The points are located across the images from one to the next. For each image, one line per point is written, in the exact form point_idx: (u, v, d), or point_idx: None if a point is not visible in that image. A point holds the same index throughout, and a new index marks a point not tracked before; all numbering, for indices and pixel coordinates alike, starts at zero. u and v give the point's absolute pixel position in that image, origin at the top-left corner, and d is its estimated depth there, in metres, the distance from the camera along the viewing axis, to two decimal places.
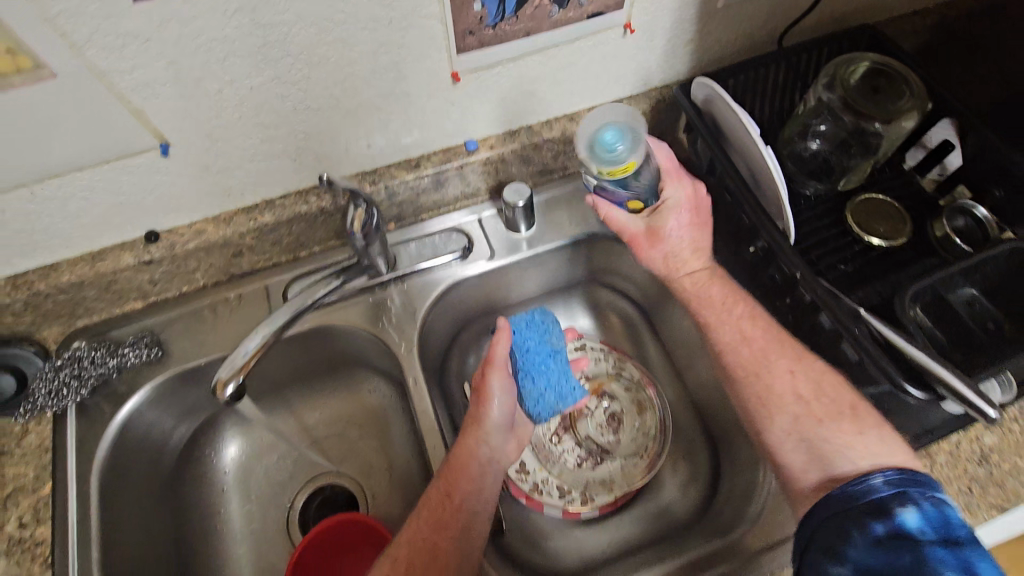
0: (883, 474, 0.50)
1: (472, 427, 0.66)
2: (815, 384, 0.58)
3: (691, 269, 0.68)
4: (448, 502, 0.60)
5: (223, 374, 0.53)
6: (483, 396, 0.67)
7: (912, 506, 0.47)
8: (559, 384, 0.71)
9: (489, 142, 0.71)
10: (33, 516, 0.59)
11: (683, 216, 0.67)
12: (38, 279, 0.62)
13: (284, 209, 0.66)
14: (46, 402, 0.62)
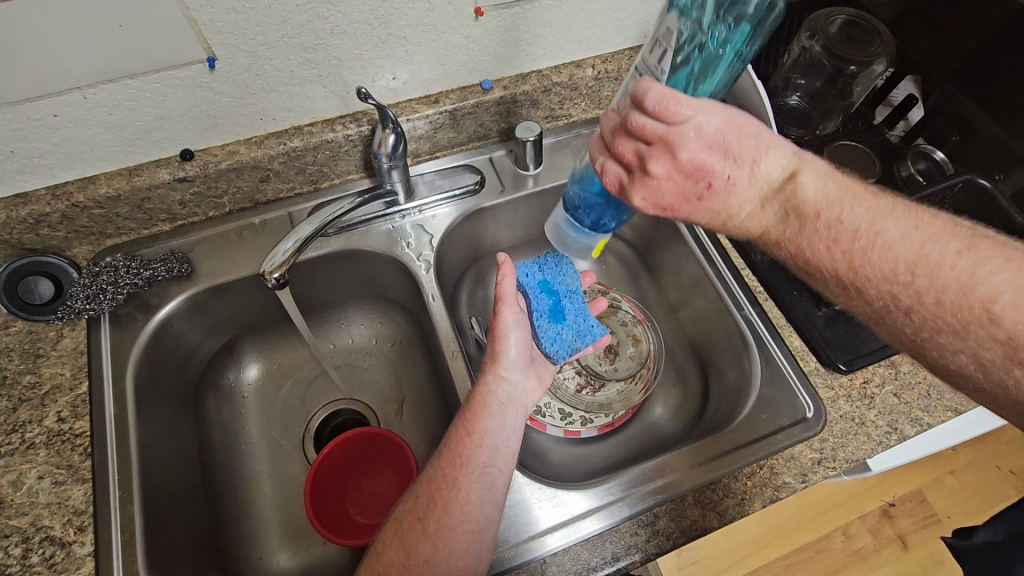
0: None
1: (489, 365, 0.61)
2: (917, 293, 0.48)
3: (759, 218, 0.54)
4: (467, 440, 0.57)
5: (266, 268, 0.59)
6: (496, 334, 0.61)
7: None
8: (575, 321, 0.67)
9: (502, 84, 0.77)
10: (71, 410, 0.62)
11: (679, 175, 0.52)
12: (76, 191, 0.65)
13: (312, 136, 0.71)
14: (82, 307, 0.66)
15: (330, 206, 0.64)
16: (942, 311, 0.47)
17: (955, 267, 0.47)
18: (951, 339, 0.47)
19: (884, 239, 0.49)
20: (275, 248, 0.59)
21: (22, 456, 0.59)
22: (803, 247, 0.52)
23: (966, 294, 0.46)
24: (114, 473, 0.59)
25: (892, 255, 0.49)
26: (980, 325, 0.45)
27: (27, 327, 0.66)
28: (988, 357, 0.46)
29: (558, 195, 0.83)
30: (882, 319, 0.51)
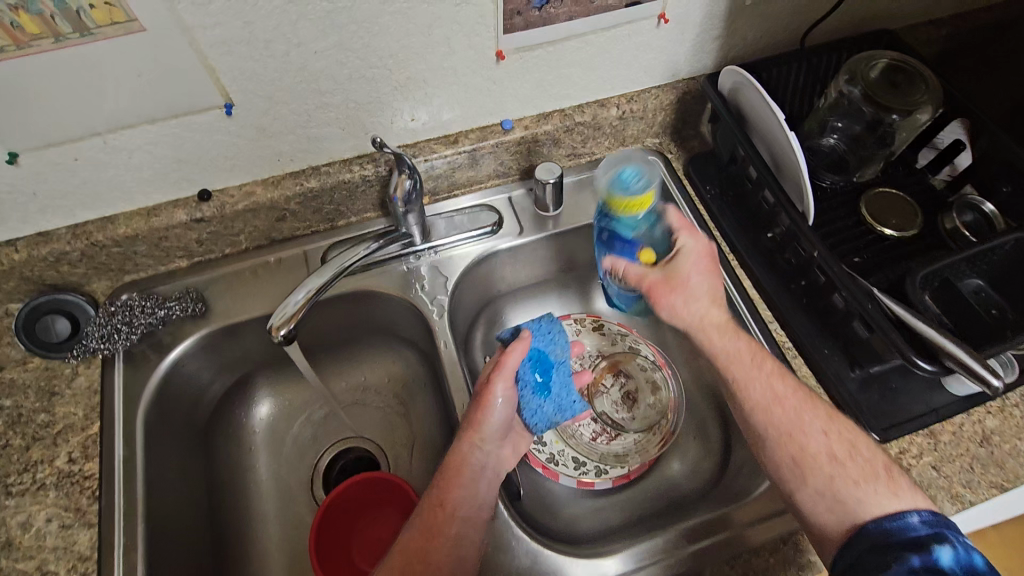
0: (919, 514, 0.51)
1: (468, 430, 0.60)
2: (785, 419, 0.59)
3: (709, 311, 0.65)
4: (440, 511, 0.57)
5: (275, 321, 0.58)
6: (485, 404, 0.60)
7: (948, 545, 0.46)
8: (558, 395, 0.61)
9: (524, 123, 0.75)
10: (82, 452, 0.62)
11: (700, 251, 0.67)
12: (96, 230, 0.65)
13: (329, 176, 0.70)
14: (96, 347, 0.66)
15: (355, 247, 0.66)
16: (794, 441, 0.58)
17: (823, 430, 0.58)
18: (794, 468, 0.58)
19: (781, 380, 0.61)
20: (286, 299, 0.59)
21: (33, 496, 0.60)
22: (727, 337, 0.64)
23: (817, 441, 0.58)
24: (120, 519, 0.59)
25: (775, 392, 0.61)
26: (820, 481, 0.56)
27: (45, 364, 0.66)
28: (841, 453, 0.57)
29: (577, 237, 0.81)
30: (766, 413, 0.60)
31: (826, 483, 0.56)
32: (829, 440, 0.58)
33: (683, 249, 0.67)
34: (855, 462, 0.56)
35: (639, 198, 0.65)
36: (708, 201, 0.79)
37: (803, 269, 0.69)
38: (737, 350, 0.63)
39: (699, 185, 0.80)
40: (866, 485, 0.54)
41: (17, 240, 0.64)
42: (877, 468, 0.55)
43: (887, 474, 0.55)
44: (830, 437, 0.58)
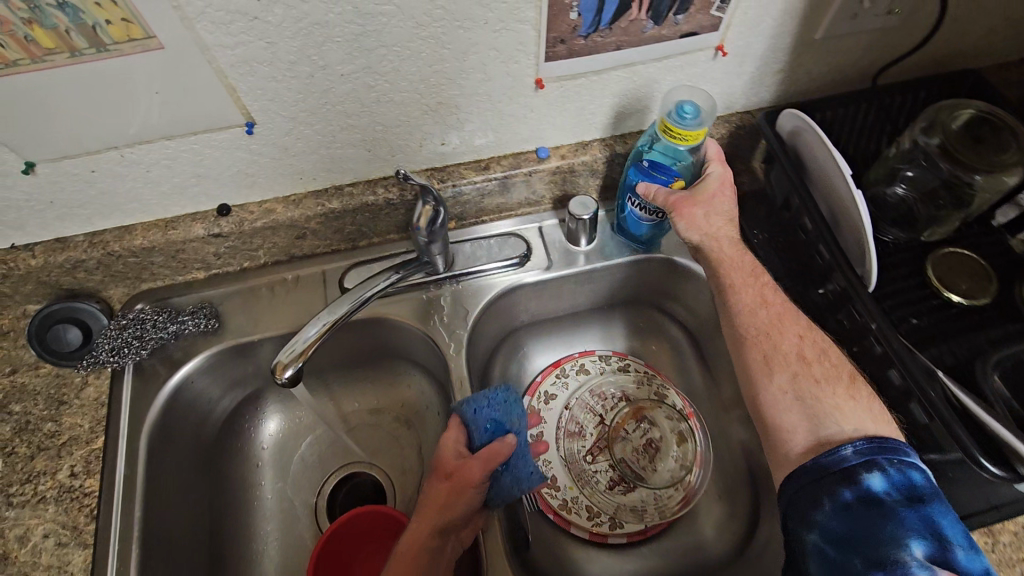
0: (854, 445, 0.49)
1: (432, 513, 0.57)
2: (784, 381, 0.56)
3: (716, 224, 0.64)
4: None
5: (282, 358, 0.54)
6: (454, 488, 0.58)
7: (879, 471, 0.47)
8: (516, 465, 0.60)
9: (560, 152, 0.71)
10: (84, 467, 0.61)
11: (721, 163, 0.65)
12: (113, 240, 0.64)
13: (352, 197, 0.67)
14: (106, 359, 0.65)
15: (377, 277, 0.63)
16: (768, 341, 0.58)
17: (799, 336, 0.58)
18: (761, 365, 0.58)
19: (783, 334, 0.58)
20: (297, 333, 0.56)
21: (32, 510, 0.59)
22: (722, 274, 0.63)
23: (788, 337, 0.58)
24: (116, 542, 0.58)
25: (761, 324, 0.59)
26: (781, 385, 0.56)
27: (55, 372, 0.66)
28: (810, 354, 0.57)
29: (607, 273, 0.77)
30: (743, 312, 0.61)
31: (791, 383, 0.56)
32: (803, 343, 0.58)
33: (707, 178, 0.64)
34: (818, 366, 0.56)
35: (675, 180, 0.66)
36: (756, 247, 0.73)
37: (855, 335, 0.62)
38: (737, 256, 0.63)
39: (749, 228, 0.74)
40: (835, 407, 0.53)
41: (35, 245, 0.63)
42: (850, 389, 0.54)
43: (851, 380, 0.55)
44: (803, 338, 0.58)
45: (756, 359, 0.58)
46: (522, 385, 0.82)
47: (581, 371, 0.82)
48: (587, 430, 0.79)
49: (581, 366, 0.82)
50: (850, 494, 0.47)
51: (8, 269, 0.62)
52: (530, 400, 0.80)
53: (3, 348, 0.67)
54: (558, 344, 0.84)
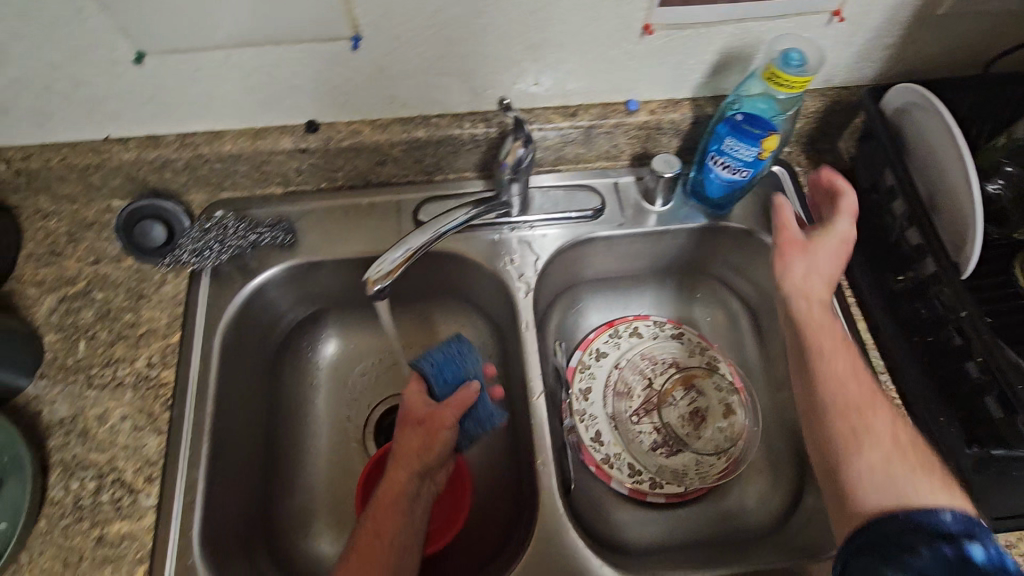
0: (954, 513, 0.45)
1: (409, 455, 0.59)
2: (846, 426, 0.53)
3: (812, 278, 0.62)
4: (376, 543, 0.54)
5: (373, 273, 0.56)
6: (431, 437, 0.59)
7: (980, 543, 0.41)
8: (478, 408, 0.62)
9: (650, 107, 0.69)
10: (161, 359, 0.63)
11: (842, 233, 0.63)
12: (203, 143, 0.65)
13: (438, 129, 0.67)
14: (188, 259, 0.66)
15: (455, 209, 0.63)
16: (856, 416, 0.53)
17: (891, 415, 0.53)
18: (844, 446, 0.52)
19: (856, 381, 0.55)
20: (385, 255, 0.57)
21: (111, 393, 0.62)
22: (783, 253, 0.63)
23: (877, 417, 0.53)
24: (188, 432, 0.60)
25: (847, 389, 0.55)
26: (849, 488, 0.50)
27: (136, 267, 0.68)
28: (854, 366, 0.57)
29: (678, 236, 0.77)
30: (795, 298, 0.62)
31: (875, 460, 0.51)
32: (863, 379, 0.56)
33: (835, 230, 0.63)
34: (913, 454, 0.50)
35: (767, 138, 0.61)
36: None
37: (935, 325, 0.62)
38: (824, 262, 0.62)
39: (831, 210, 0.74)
40: (872, 411, 0.53)
41: (128, 140, 0.64)
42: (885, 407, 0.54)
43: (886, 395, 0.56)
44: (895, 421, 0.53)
45: (843, 431, 0.53)
46: (573, 340, 0.84)
47: (634, 334, 0.83)
48: (635, 391, 0.81)
49: (635, 329, 0.83)
50: (951, 550, 0.41)
51: (101, 160, 0.64)
52: (581, 354, 0.81)
53: (87, 238, 0.69)
54: (613, 305, 0.85)
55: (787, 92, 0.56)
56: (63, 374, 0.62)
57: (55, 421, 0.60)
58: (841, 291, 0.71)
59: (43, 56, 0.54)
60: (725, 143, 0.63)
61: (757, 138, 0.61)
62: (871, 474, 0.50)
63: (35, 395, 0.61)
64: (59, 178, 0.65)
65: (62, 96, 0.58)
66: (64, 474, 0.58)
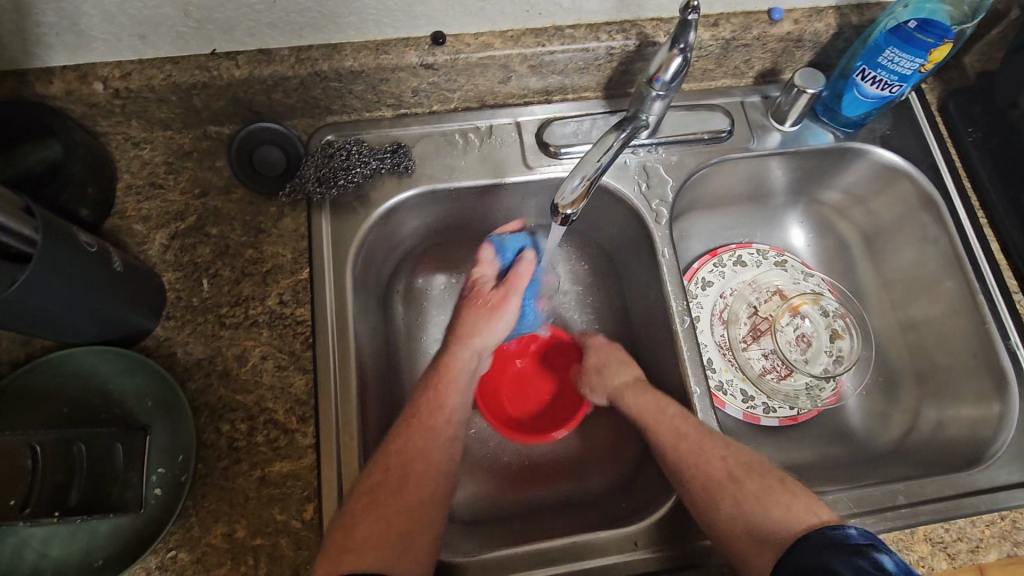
0: (858, 527, 0.47)
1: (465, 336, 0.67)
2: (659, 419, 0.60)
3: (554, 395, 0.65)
4: (423, 447, 0.57)
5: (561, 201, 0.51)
6: (490, 316, 0.70)
7: (887, 555, 0.44)
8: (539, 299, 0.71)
9: (794, 16, 0.65)
10: (292, 297, 0.60)
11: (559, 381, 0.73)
12: (321, 58, 0.58)
13: (574, 41, 0.62)
14: (312, 189, 0.62)
15: (604, 136, 0.55)
16: (699, 468, 0.56)
17: (725, 457, 0.56)
18: (703, 495, 0.54)
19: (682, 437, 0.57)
20: (562, 184, 0.51)
21: (246, 331, 0.59)
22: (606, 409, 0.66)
23: (716, 463, 0.55)
24: (334, 370, 0.58)
25: (680, 449, 0.57)
26: (731, 514, 0.53)
27: (248, 199, 0.63)
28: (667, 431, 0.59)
29: (799, 158, 0.74)
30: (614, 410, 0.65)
31: (736, 506, 0.53)
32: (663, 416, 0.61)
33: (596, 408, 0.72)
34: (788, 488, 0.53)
35: (936, 49, 0.58)
36: (968, 146, 0.72)
37: None
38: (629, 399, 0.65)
39: (961, 125, 0.73)
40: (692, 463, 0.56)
41: (238, 55, 0.57)
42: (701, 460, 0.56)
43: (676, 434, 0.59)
44: (728, 459, 0.56)
45: (694, 489, 0.55)
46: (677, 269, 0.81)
47: (739, 262, 0.81)
48: (741, 318, 0.79)
49: (739, 258, 0.81)
50: (868, 563, 0.43)
51: (209, 78, 0.57)
52: (687, 284, 0.79)
53: (188, 168, 0.63)
54: (714, 232, 0.82)
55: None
56: (190, 315, 0.59)
57: (192, 363, 0.57)
58: (973, 208, 0.71)
59: None
60: (882, 55, 0.61)
61: (927, 48, 0.58)
62: (733, 526, 0.52)
63: (165, 337, 0.58)
64: (160, 100, 0.59)
65: (174, 2, 0.51)
66: (213, 417, 0.56)
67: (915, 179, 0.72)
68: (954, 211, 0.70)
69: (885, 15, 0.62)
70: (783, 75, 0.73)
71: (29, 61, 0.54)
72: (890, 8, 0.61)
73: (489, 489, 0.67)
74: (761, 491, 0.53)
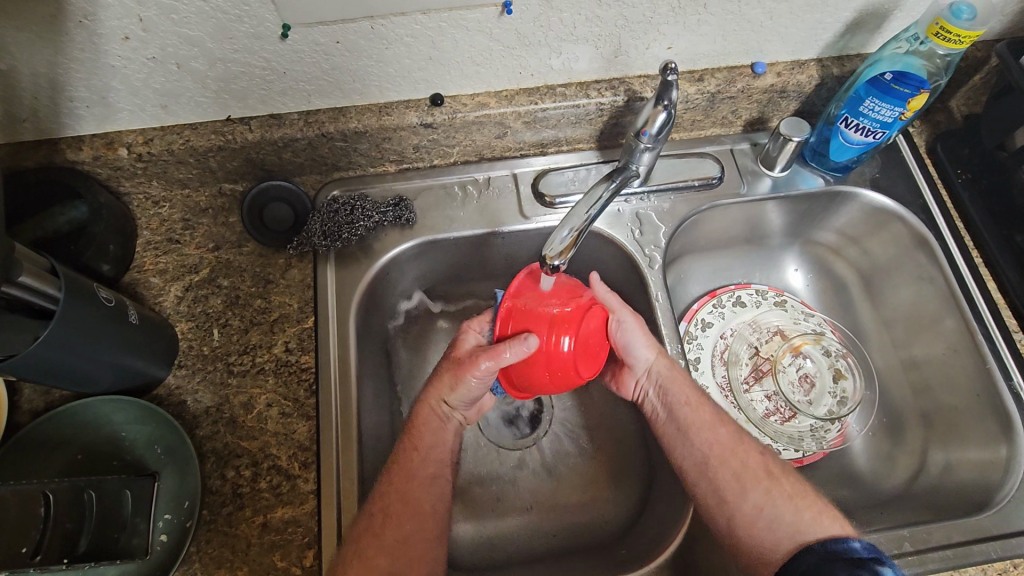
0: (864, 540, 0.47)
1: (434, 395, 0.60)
2: (694, 395, 0.60)
3: (641, 354, 0.61)
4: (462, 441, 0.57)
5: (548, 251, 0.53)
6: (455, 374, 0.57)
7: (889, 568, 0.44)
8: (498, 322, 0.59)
9: (777, 69, 0.67)
10: (298, 344, 0.62)
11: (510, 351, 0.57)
12: (328, 121, 0.63)
13: (565, 98, 0.65)
14: (317, 242, 0.65)
15: (594, 187, 0.57)
16: (736, 458, 0.57)
17: (761, 453, 0.58)
18: (732, 483, 0.56)
19: (722, 425, 0.59)
20: (550, 236, 0.54)
21: (253, 379, 0.61)
22: (652, 367, 0.61)
23: (755, 457, 0.57)
24: (336, 416, 0.60)
25: (717, 437, 0.58)
26: (756, 504, 0.54)
27: (257, 252, 0.66)
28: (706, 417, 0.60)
29: (791, 201, 0.75)
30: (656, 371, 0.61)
31: (764, 498, 0.54)
32: (694, 398, 0.61)
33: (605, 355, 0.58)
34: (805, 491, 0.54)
35: (914, 98, 0.61)
36: (958, 187, 0.74)
37: None
38: (678, 383, 0.61)
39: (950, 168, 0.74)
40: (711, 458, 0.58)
41: (251, 119, 0.62)
42: (724, 456, 0.57)
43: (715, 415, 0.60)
44: (767, 456, 0.57)
45: None
46: (675, 310, 0.81)
47: (739, 303, 0.82)
48: (743, 358, 0.79)
49: (738, 298, 0.82)
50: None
51: (224, 141, 0.62)
52: (687, 325, 0.80)
53: (204, 224, 0.67)
54: (713, 273, 0.83)
55: (953, 46, 0.57)
56: (201, 363, 0.61)
57: (200, 411, 0.59)
58: (967, 246, 0.72)
59: (182, 32, 0.51)
60: (863, 105, 0.63)
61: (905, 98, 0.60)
62: (754, 521, 0.53)
63: (176, 386, 0.60)
64: (179, 162, 0.63)
65: (194, 76, 0.56)
66: (219, 464, 0.57)
67: (908, 221, 0.73)
68: (947, 250, 0.71)
69: (864, 66, 0.64)
70: (771, 123, 0.76)
71: (61, 131, 0.59)
72: (868, 61, 0.64)
73: (487, 536, 0.67)
74: (795, 492, 0.54)
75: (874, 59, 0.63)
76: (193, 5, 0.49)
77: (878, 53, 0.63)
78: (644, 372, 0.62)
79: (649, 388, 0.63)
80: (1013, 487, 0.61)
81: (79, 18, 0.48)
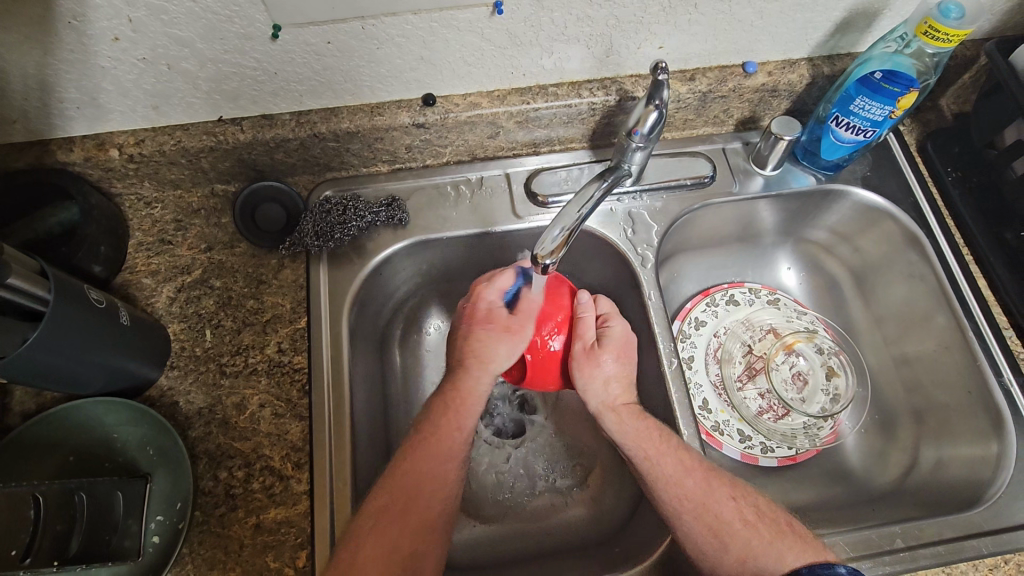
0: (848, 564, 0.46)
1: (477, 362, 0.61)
2: (659, 440, 0.58)
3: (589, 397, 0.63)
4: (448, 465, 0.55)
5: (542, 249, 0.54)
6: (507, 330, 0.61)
7: None
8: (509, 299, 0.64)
9: (768, 69, 0.68)
10: (291, 344, 0.62)
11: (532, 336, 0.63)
12: (320, 121, 0.63)
13: (557, 98, 0.65)
14: (310, 243, 0.65)
15: (586, 186, 0.57)
16: (709, 507, 0.54)
17: (733, 498, 0.55)
18: (707, 532, 0.53)
19: (691, 474, 0.56)
20: (543, 234, 0.54)
21: (245, 380, 0.61)
22: (602, 413, 0.62)
23: (727, 504, 0.54)
24: (329, 417, 0.60)
25: (686, 486, 0.56)
26: (738, 555, 0.52)
27: (250, 252, 0.66)
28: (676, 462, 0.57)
29: (782, 200, 0.76)
30: (611, 415, 0.61)
31: (743, 547, 0.52)
32: (660, 445, 0.58)
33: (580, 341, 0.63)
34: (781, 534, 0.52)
35: (903, 96, 0.61)
36: (948, 186, 0.74)
37: None
38: (628, 430, 0.60)
39: (940, 166, 0.75)
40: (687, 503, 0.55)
41: (243, 120, 0.62)
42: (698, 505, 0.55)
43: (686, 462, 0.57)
44: (739, 501, 0.55)
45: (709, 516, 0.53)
46: (669, 309, 0.82)
47: (731, 302, 0.82)
48: (736, 357, 0.79)
49: (731, 297, 0.82)
50: None
51: (216, 142, 0.62)
52: (680, 324, 0.80)
53: (196, 225, 0.67)
54: (706, 272, 0.83)
55: (941, 45, 0.57)
56: (193, 364, 0.61)
57: (192, 412, 0.59)
58: (957, 245, 0.72)
59: (172, 33, 0.51)
60: (853, 104, 0.63)
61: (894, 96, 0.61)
62: (738, 568, 0.52)
63: (169, 387, 0.60)
64: (170, 163, 0.63)
65: (184, 77, 0.56)
66: (212, 465, 0.57)
67: (898, 220, 0.74)
68: (937, 248, 0.72)
69: (856, 65, 0.64)
70: (763, 122, 0.76)
71: (52, 132, 0.59)
72: (859, 59, 0.64)
73: (481, 536, 0.67)
74: (774, 535, 0.53)
75: (864, 58, 0.63)
76: (183, 6, 0.48)
77: (870, 51, 0.63)
78: (596, 415, 0.63)
79: (604, 431, 0.63)
80: (1004, 488, 0.61)
81: (68, 20, 0.48)
